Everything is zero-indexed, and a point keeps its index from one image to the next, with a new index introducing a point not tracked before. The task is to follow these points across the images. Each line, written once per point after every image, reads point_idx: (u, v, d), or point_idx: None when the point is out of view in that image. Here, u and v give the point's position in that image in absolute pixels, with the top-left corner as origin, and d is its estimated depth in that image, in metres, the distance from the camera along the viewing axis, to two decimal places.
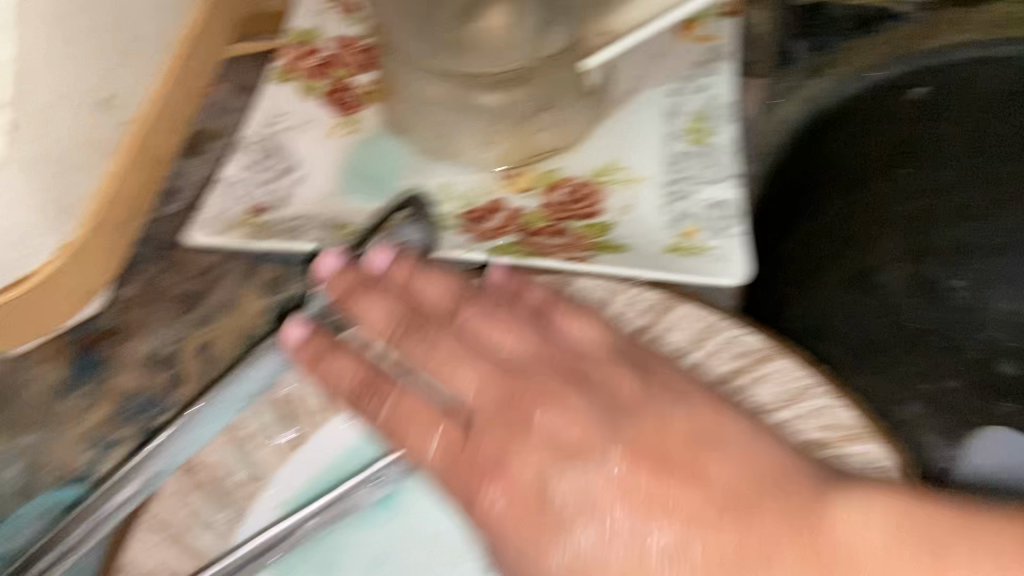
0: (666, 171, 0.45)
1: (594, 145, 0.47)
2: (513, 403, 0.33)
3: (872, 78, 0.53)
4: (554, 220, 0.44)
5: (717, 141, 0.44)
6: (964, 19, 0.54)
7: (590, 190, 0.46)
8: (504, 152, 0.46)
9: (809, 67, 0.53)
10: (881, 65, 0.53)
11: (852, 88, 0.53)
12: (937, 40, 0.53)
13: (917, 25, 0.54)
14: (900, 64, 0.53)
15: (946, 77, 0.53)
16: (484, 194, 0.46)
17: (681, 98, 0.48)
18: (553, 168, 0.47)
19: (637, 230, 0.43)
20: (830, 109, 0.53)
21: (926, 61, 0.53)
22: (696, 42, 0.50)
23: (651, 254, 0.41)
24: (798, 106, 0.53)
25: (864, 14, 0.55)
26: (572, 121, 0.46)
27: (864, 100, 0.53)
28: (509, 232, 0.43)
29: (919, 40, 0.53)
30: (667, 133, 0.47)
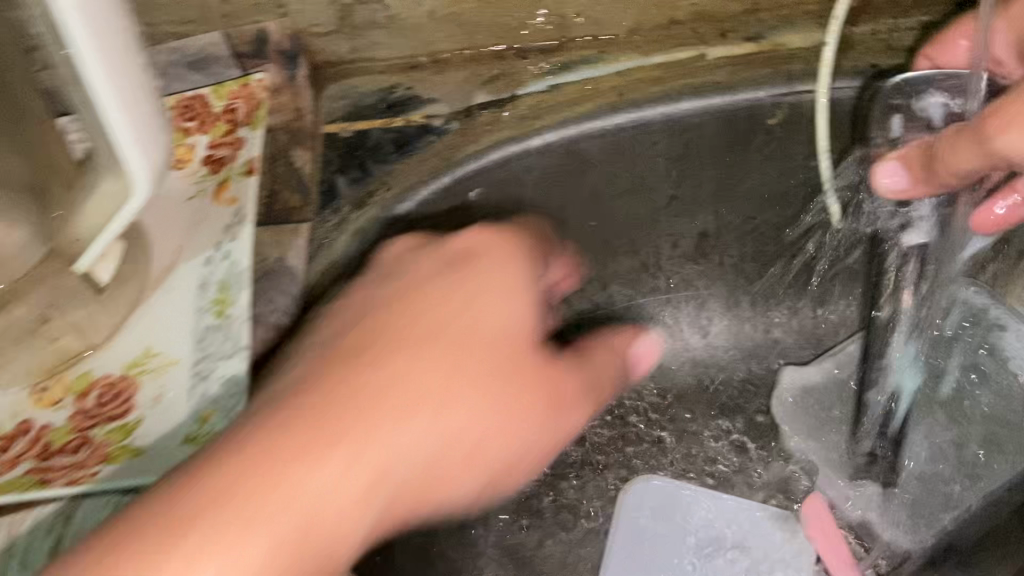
0: (195, 351, 0.45)
1: (127, 336, 0.46)
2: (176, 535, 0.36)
3: (423, 195, 0.55)
4: (79, 430, 0.43)
5: (235, 313, 0.45)
6: (497, 120, 0.57)
7: (120, 386, 0.44)
8: (25, 369, 0.44)
9: (355, 200, 0.54)
10: (423, 182, 0.55)
11: (396, 211, 0.55)
12: (480, 142, 0.57)
13: (455, 133, 0.57)
14: (442, 177, 0.56)
15: (493, 177, 0.57)
16: (12, 417, 0.43)
17: (210, 267, 0.47)
18: (86, 370, 0.44)
19: (155, 429, 0.42)
20: (382, 238, 0.54)
21: (471, 168, 0.56)
22: (225, 204, 0.50)
23: (168, 450, 0.42)
24: (348, 241, 0.53)
25: (399, 137, 0.56)
26: (91, 319, 0.45)
27: (424, 215, 0.56)
28: (24, 459, 0.41)
29: (459, 148, 0.56)
30: (197, 307, 0.46)
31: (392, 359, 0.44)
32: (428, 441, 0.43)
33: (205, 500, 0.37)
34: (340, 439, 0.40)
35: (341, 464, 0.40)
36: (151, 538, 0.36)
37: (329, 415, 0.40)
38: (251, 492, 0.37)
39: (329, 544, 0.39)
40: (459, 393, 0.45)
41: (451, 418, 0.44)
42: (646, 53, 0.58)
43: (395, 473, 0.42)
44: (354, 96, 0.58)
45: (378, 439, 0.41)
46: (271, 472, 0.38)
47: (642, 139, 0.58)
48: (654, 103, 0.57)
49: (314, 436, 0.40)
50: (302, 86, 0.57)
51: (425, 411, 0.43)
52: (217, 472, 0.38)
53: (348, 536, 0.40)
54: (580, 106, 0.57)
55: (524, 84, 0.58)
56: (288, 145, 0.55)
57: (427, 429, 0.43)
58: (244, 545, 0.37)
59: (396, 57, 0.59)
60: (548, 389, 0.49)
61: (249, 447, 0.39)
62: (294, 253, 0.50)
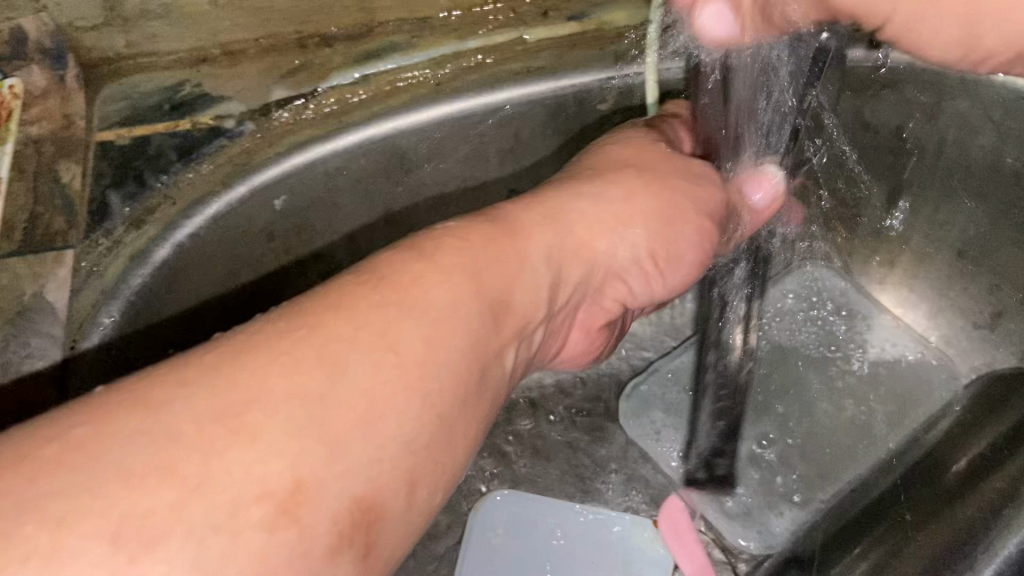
0: None
1: None
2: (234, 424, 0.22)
3: (214, 211, 0.49)
4: None
5: None
6: (298, 119, 0.52)
7: None
8: None
9: (132, 219, 0.48)
10: (214, 194, 0.49)
11: (185, 231, 0.48)
12: (277, 146, 0.51)
13: (250, 134, 0.51)
14: (238, 187, 0.50)
15: (300, 183, 0.51)
16: None
17: None
18: None
19: None
20: (169, 261, 0.48)
21: (272, 173, 0.50)
22: None
23: None
24: (122, 267, 0.47)
25: (183, 143, 0.50)
26: None
27: (224, 230, 0.50)
28: None
29: (256, 151, 0.51)
30: None
31: (440, 242, 0.32)
32: (458, 349, 0.28)
33: (210, 366, 0.24)
34: (334, 320, 0.26)
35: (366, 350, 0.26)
36: (222, 400, 0.23)
37: (347, 300, 0.28)
38: (297, 366, 0.24)
39: (345, 469, 0.23)
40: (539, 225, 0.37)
41: (455, 324, 0.29)
42: (462, 37, 0.52)
43: (447, 375, 0.27)
44: (134, 97, 0.51)
45: (413, 320, 0.28)
46: (301, 349, 0.25)
47: (469, 133, 0.53)
48: (473, 91, 0.52)
49: (345, 308, 0.27)
50: (72, 89, 0.50)
51: (548, 232, 0.37)
52: (230, 346, 0.25)
53: (390, 461, 0.24)
54: (391, 98, 0.52)
55: (328, 75, 0.52)
56: (54, 159, 0.47)
57: (615, 204, 0.41)
58: (261, 449, 0.22)
59: (181, 50, 0.51)
60: (707, 196, 0.43)
61: (192, 353, 0.25)
62: (55, 287, 0.44)
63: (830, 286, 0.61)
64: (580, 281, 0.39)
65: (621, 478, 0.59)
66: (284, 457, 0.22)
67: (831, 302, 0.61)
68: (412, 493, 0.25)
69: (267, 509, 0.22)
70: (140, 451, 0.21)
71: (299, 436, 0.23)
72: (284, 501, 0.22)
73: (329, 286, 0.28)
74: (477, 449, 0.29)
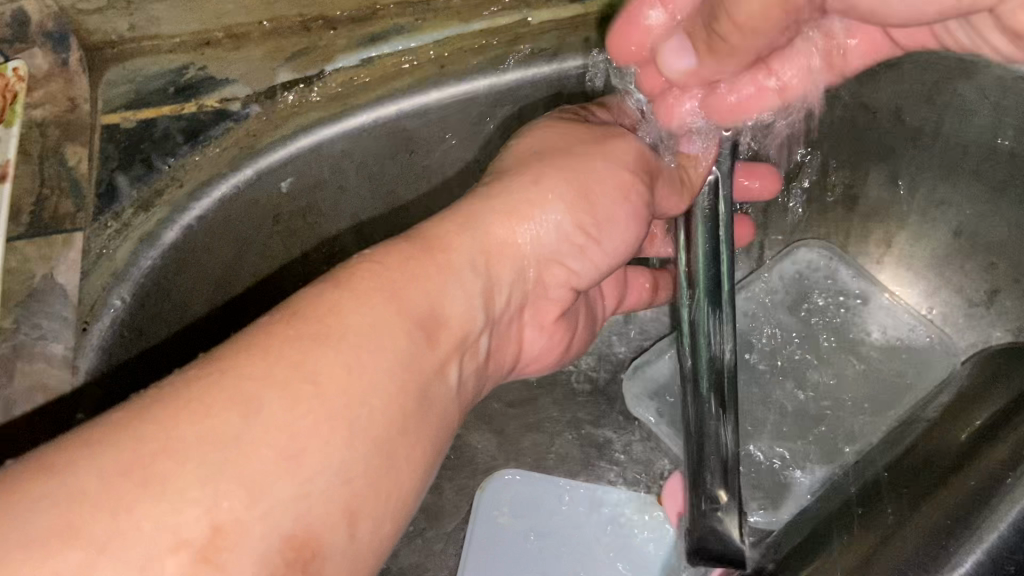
0: None
1: None
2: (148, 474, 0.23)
3: (220, 193, 0.50)
4: None
5: None
6: (305, 101, 0.51)
7: None
8: None
9: (141, 200, 0.47)
10: (222, 176, 0.50)
11: (192, 212, 0.49)
12: (283, 128, 0.51)
13: (256, 117, 0.50)
14: (245, 168, 0.50)
15: (306, 164, 0.52)
16: None
17: None
18: None
19: None
20: (179, 243, 0.48)
21: (280, 155, 0.51)
22: None
23: None
24: (132, 249, 0.47)
25: (189, 126, 0.49)
26: None
27: (232, 211, 0.50)
28: None
29: (262, 134, 0.51)
30: None
31: (359, 269, 0.32)
32: (384, 372, 0.29)
33: (123, 420, 0.25)
34: (249, 361, 0.27)
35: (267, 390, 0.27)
36: (136, 450, 0.24)
37: (252, 347, 0.28)
38: (208, 411, 0.25)
39: (257, 508, 0.24)
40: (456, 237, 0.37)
41: (381, 349, 0.30)
42: (467, 19, 0.52)
43: (365, 405, 0.28)
44: (138, 80, 0.50)
45: (330, 350, 0.28)
46: (211, 399, 0.26)
47: (473, 115, 0.54)
48: (477, 74, 0.53)
49: (268, 346, 0.28)
50: (76, 71, 0.50)
51: (465, 237, 0.37)
52: (151, 397, 0.26)
53: (316, 494, 0.26)
54: (397, 80, 0.52)
55: (333, 58, 0.52)
56: (60, 141, 0.48)
57: (529, 194, 0.41)
58: (180, 498, 0.23)
59: (185, 33, 0.51)
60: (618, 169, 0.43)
61: (117, 411, 0.25)
62: (66, 269, 0.44)
63: (826, 270, 0.62)
64: (512, 281, 0.39)
65: (626, 454, 0.60)
66: (199, 499, 0.24)
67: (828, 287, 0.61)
68: (353, 523, 0.27)
69: (185, 558, 0.23)
70: (49, 510, 0.22)
71: (207, 485, 0.24)
72: (202, 546, 0.23)
73: (245, 330, 0.29)
74: (425, 463, 0.31)
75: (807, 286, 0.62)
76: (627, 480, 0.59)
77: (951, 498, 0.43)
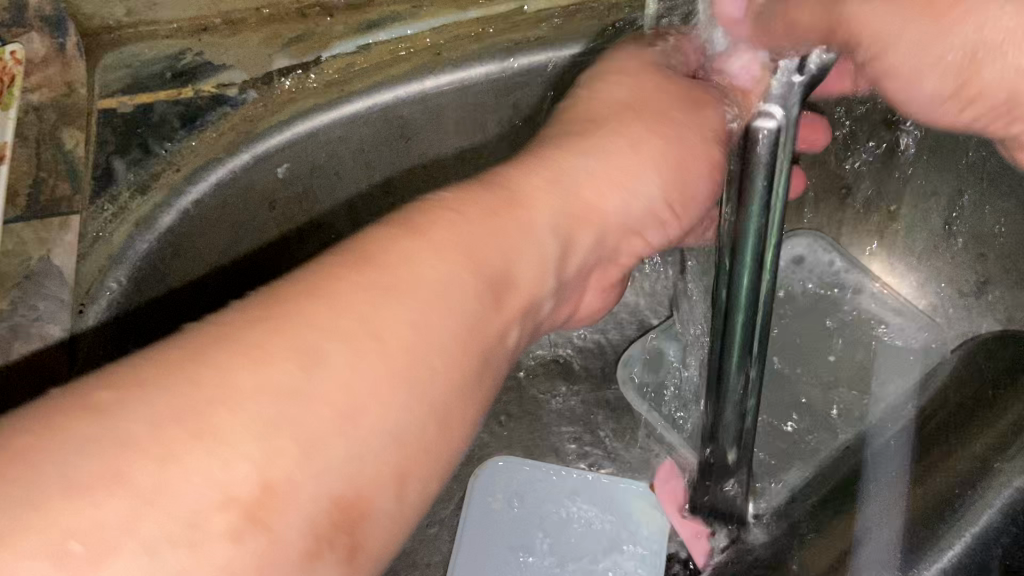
0: None
1: None
2: (195, 416, 0.21)
3: (219, 176, 0.50)
4: None
5: None
6: (302, 86, 0.52)
7: None
8: None
9: (138, 183, 0.48)
10: (219, 160, 0.50)
11: (190, 196, 0.49)
12: (280, 114, 0.51)
13: (254, 102, 0.51)
14: (241, 154, 0.50)
15: (303, 150, 0.51)
16: None
17: None
18: None
19: None
20: (176, 227, 0.48)
21: (277, 140, 0.51)
22: None
23: None
24: (128, 233, 0.47)
25: (187, 111, 0.50)
26: None
27: (226, 197, 0.50)
28: None
29: (259, 119, 0.51)
30: None
31: (434, 215, 0.30)
32: (448, 327, 0.27)
33: (171, 361, 0.23)
34: (313, 310, 0.25)
35: (325, 336, 0.24)
36: (176, 397, 0.22)
37: (267, 312, 0.24)
38: (261, 356, 0.23)
39: (286, 481, 0.22)
40: (530, 174, 0.36)
41: (441, 311, 0.27)
42: (463, 7, 0.52)
43: (416, 363, 0.25)
44: (135, 66, 0.50)
45: (398, 304, 0.26)
46: (235, 356, 0.23)
47: (473, 104, 0.53)
48: (477, 61, 0.52)
49: (334, 297, 0.25)
50: (74, 56, 0.49)
51: (554, 196, 0.35)
52: (173, 353, 0.23)
53: (369, 456, 0.24)
54: (395, 68, 0.52)
55: (331, 45, 0.52)
56: (57, 125, 0.48)
57: (626, 160, 0.39)
58: (207, 458, 0.21)
59: (181, 19, 0.51)
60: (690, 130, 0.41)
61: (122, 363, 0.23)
62: (63, 252, 0.44)
63: (812, 267, 0.63)
64: (592, 242, 0.37)
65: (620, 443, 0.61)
66: (251, 454, 0.21)
67: (810, 284, 0.63)
68: (400, 486, 0.25)
69: (232, 514, 0.21)
70: (84, 447, 0.20)
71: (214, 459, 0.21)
72: (250, 502, 0.21)
73: (287, 278, 0.26)
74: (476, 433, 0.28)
75: (791, 282, 0.63)
76: (619, 466, 0.60)
77: (929, 491, 0.44)
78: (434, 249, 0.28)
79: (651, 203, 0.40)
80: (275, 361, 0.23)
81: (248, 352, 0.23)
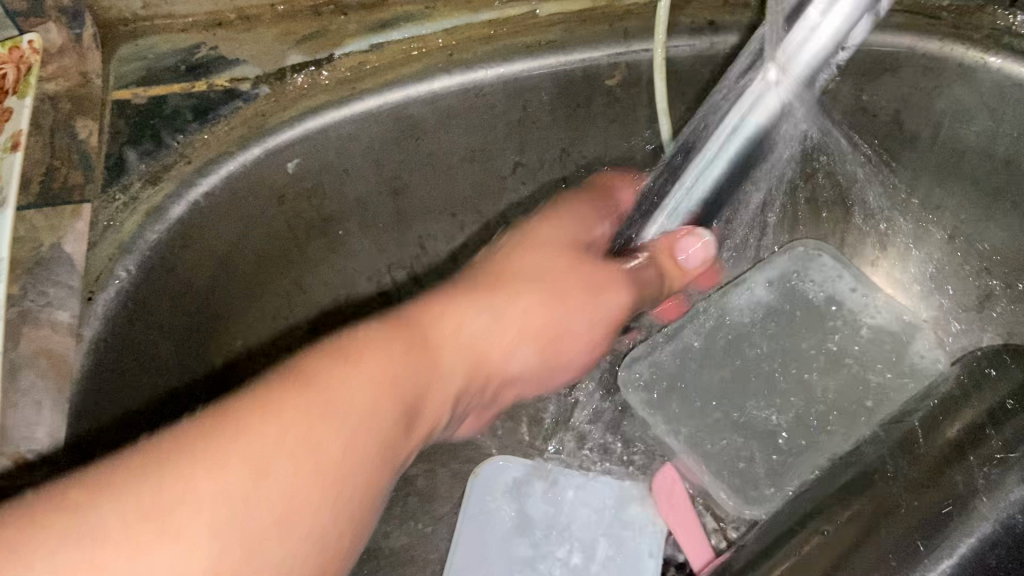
0: None
1: None
2: (167, 529, 0.28)
3: (230, 170, 0.49)
4: None
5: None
6: (314, 83, 0.52)
7: None
8: None
9: (149, 175, 0.48)
10: (230, 154, 0.50)
11: (201, 188, 0.49)
12: (291, 109, 0.51)
13: (265, 98, 0.51)
14: (252, 149, 0.50)
15: (314, 146, 0.52)
16: None
17: None
18: None
19: None
20: (185, 218, 0.48)
21: (289, 135, 0.51)
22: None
23: None
24: (139, 223, 0.47)
25: (199, 104, 0.50)
26: None
27: (237, 190, 0.50)
28: None
29: (270, 115, 0.51)
30: None
31: (358, 347, 0.39)
32: (369, 460, 0.36)
33: (145, 462, 0.30)
34: (262, 423, 0.32)
35: (247, 470, 0.31)
36: (152, 497, 0.29)
37: (289, 386, 0.35)
38: (182, 491, 0.29)
39: (265, 518, 0.31)
40: (450, 313, 0.48)
41: (367, 428, 0.36)
42: (475, 9, 0.53)
43: (345, 467, 0.34)
44: (150, 58, 0.52)
45: (320, 431, 0.34)
46: (254, 420, 0.32)
47: (482, 107, 0.54)
48: (488, 63, 0.53)
49: (261, 413, 0.33)
50: (89, 47, 0.51)
51: (460, 314, 0.49)
52: (226, 407, 0.33)
53: (321, 544, 0.33)
54: (407, 67, 0.53)
55: (345, 42, 0.53)
56: (71, 115, 0.49)
57: (513, 315, 0.50)
58: (241, 498, 0.30)
59: (198, 13, 0.53)
60: (606, 306, 0.52)
61: (183, 422, 0.32)
62: (73, 239, 0.45)
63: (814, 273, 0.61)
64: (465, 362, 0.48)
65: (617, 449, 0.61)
66: (216, 548, 0.29)
67: (817, 294, 0.60)
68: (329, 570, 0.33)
69: None
70: (87, 546, 0.27)
71: (230, 504, 0.30)
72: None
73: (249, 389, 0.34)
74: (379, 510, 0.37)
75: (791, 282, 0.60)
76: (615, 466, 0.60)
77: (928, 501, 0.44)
78: (363, 367, 0.38)
79: (527, 365, 0.52)
80: (246, 488, 0.31)
81: (236, 507, 0.30)
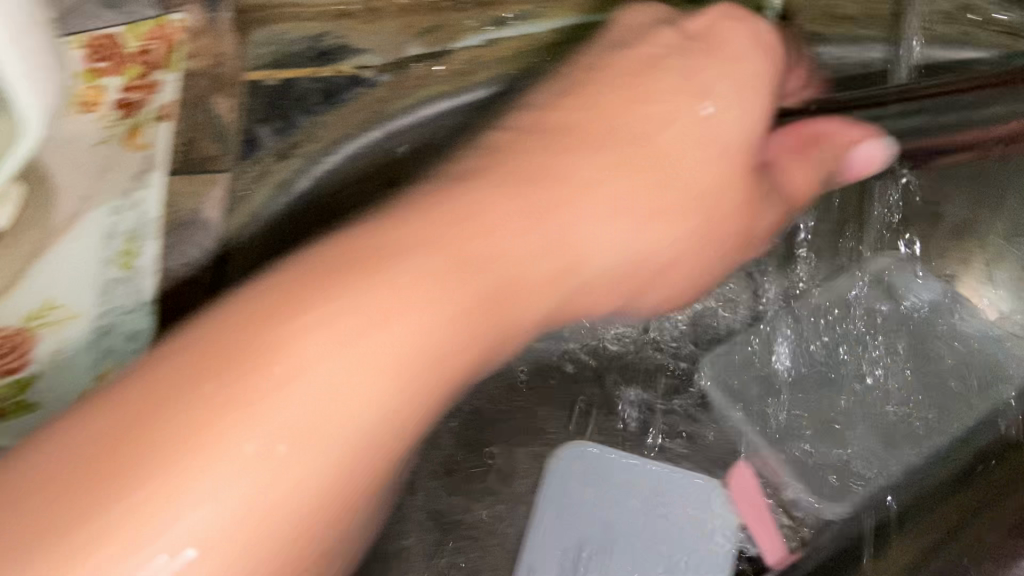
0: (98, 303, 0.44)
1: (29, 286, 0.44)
2: (202, 370, 0.32)
3: (349, 151, 0.54)
4: None
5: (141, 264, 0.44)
6: (431, 73, 0.55)
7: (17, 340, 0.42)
8: None
9: (279, 151, 0.52)
10: (351, 136, 0.54)
11: (323, 166, 0.53)
12: (409, 96, 0.55)
13: (386, 85, 0.54)
14: (372, 132, 0.54)
15: (427, 133, 0.55)
16: None
17: (119, 218, 0.46)
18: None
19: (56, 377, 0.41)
20: (308, 193, 0.52)
21: (405, 121, 0.55)
22: (136, 150, 0.48)
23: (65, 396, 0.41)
24: (268, 194, 0.51)
25: (327, 87, 0.53)
26: None
27: (354, 169, 0.54)
28: None
29: (389, 101, 0.54)
30: (103, 260, 0.45)
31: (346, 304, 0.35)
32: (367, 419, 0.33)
33: (138, 406, 0.30)
34: (169, 415, 0.30)
35: (327, 387, 0.32)
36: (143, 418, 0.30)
37: (285, 300, 0.35)
38: (170, 457, 0.29)
39: (320, 474, 0.32)
40: (409, 257, 0.38)
41: (423, 316, 0.36)
42: (587, 10, 0.56)
43: (438, 362, 0.36)
44: (281, 43, 0.55)
45: (311, 384, 0.32)
46: (269, 330, 0.33)
47: (590, 104, 0.56)
48: (595, 63, 0.56)
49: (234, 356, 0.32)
50: (224, 30, 0.53)
51: (406, 259, 0.38)
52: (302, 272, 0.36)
53: (363, 446, 0.33)
54: (517, 63, 0.56)
55: (460, 37, 0.55)
56: (207, 92, 0.52)
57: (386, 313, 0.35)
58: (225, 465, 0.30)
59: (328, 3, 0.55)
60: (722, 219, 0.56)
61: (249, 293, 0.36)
62: (211, 205, 0.48)
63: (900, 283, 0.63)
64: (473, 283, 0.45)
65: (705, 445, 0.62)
66: (272, 476, 0.31)
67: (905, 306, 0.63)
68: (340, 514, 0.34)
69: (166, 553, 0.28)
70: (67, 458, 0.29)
71: (303, 444, 0.31)
72: (312, 496, 0.32)
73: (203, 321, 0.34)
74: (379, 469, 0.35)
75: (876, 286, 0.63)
76: (695, 459, 0.61)
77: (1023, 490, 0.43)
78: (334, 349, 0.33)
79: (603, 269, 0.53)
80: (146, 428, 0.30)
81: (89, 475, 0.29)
